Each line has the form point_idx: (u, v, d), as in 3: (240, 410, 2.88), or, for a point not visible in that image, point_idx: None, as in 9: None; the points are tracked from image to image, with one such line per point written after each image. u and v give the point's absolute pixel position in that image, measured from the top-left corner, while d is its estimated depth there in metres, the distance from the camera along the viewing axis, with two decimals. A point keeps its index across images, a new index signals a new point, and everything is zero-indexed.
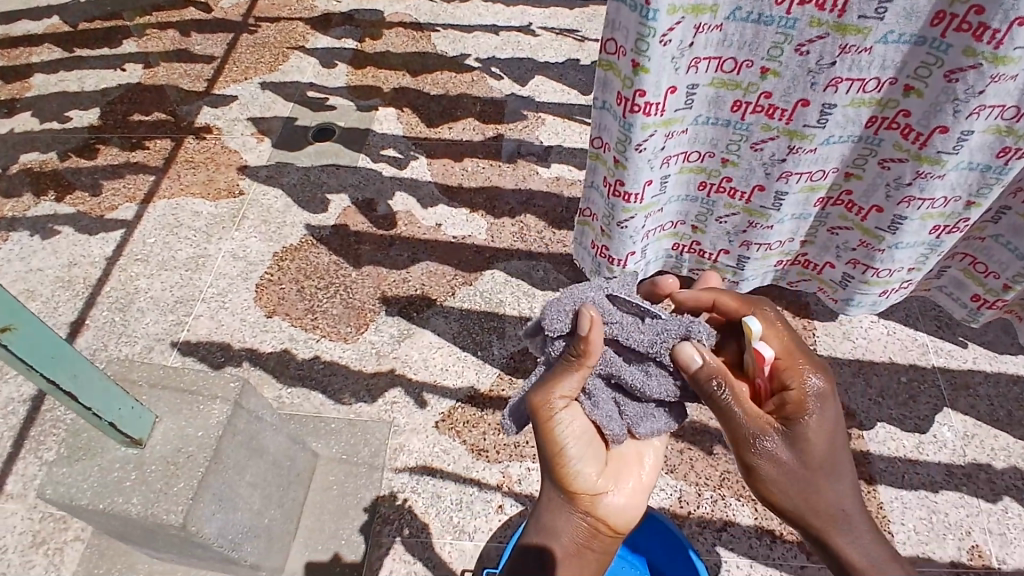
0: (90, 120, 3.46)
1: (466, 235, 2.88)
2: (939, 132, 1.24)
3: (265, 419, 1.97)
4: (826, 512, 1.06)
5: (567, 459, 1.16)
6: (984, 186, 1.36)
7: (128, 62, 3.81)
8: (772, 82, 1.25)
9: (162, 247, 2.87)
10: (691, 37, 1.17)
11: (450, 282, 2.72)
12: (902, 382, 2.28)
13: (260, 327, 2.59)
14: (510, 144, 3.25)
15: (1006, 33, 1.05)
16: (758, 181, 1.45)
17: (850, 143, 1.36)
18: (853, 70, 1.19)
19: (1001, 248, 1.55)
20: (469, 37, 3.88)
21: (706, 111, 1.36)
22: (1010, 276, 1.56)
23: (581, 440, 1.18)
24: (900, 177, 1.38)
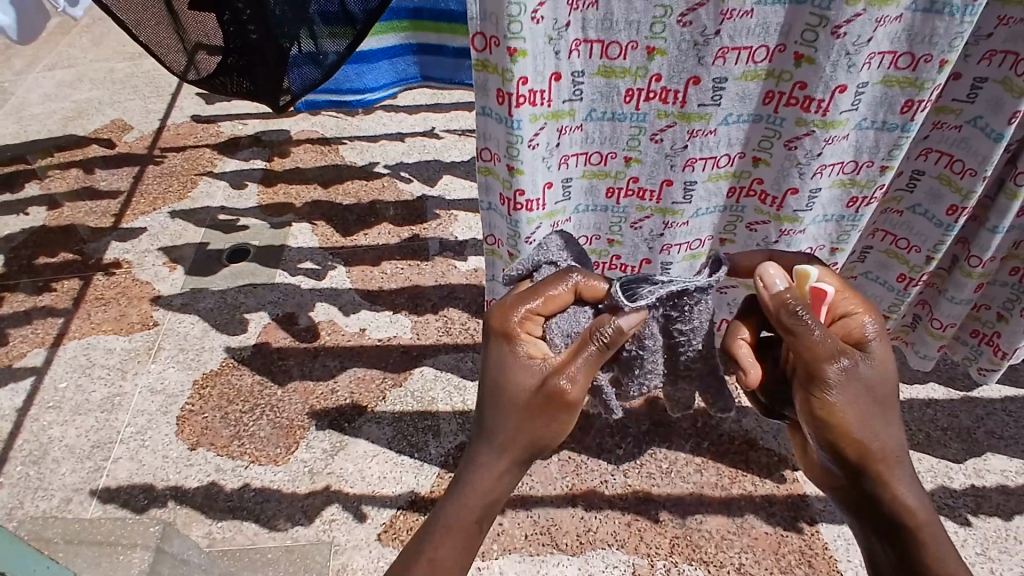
0: None
1: (392, 335, 2.88)
2: (792, 193, 1.36)
3: (193, 560, 1.84)
4: (884, 442, 1.01)
5: (516, 434, 0.99)
6: (844, 233, 1.47)
7: (32, 206, 3.75)
8: (636, 168, 1.37)
9: (75, 390, 2.73)
10: (556, 139, 1.29)
11: (381, 385, 2.67)
12: None
13: (184, 461, 2.46)
14: (426, 242, 3.32)
15: (828, 101, 1.18)
16: (643, 256, 1.55)
17: (718, 213, 1.49)
18: (704, 151, 1.32)
19: (872, 283, 1.65)
20: (376, 147, 4.02)
21: (584, 200, 1.46)
22: (886, 308, 1.65)
23: (533, 434, 0.99)
24: (767, 237, 1.48)
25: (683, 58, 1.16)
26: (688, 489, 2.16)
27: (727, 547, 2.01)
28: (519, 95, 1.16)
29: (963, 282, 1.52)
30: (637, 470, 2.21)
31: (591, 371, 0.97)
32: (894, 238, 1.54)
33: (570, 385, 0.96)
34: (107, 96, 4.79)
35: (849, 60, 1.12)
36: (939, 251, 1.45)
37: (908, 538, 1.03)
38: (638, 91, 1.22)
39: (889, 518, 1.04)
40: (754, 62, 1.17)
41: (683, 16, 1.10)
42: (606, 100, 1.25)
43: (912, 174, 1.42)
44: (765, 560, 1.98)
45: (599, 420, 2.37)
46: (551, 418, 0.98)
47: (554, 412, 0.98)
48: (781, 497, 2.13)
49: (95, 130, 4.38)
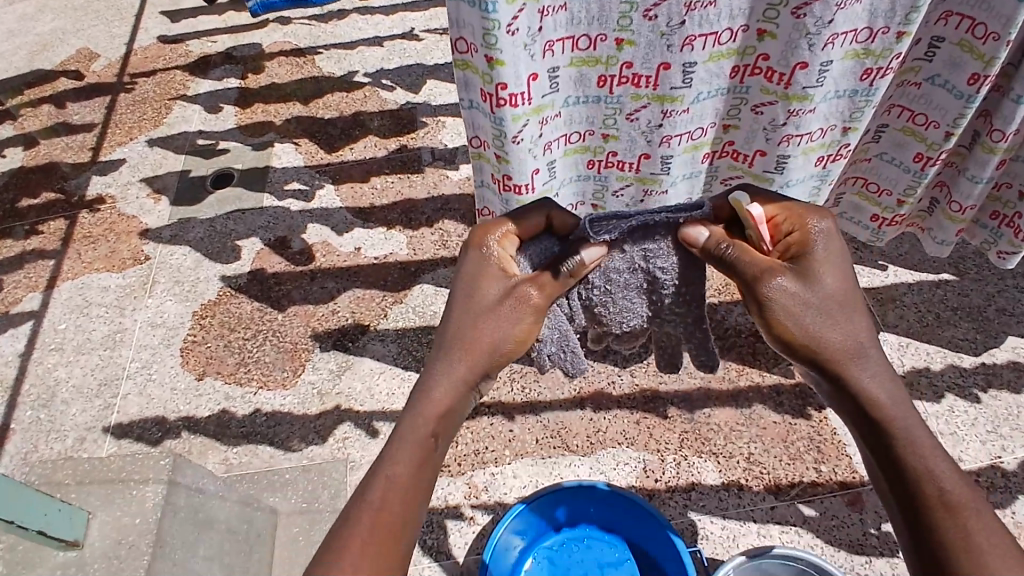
0: None
1: (388, 252, 2.80)
2: (800, 69, 1.26)
3: (209, 489, 1.87)
4: (840, 347, 1.02)
5: (481, 349, 1.05)
6: (858, 110, 1.38)
7: (5, 145, 3.59)
8: (629, 52, 1.22)
9: (75, 330, 2.71)
10: (537, 22, 1.15)
11: (382, 302, 2.63)
12: None
13: (193, 392, 2.46)
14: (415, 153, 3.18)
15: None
16: (642, 150, 1.44)
17: (721, 97, 1.36)
18: (704, 26, 1.18)
19: (887, 164, 1.55)
20: (353, 53, 3.77)
21: (574, 92, 1.33)
22: (901, 191, 1.56)
23: (494, 346, 1.07)
24: (774, 120, 1.39)
25: None
26: (696, 383, 2.15)
27: (736, 439, 2.03)
28: None
29: (986, 159, 1.42)
30: (645, 369, 2.19)
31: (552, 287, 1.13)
32: (910, 114, 1.43)
33: (537, 292, 1.09)
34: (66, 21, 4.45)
35: None
36: (960, 125, 1.35)
37: (883, 446, 1.00)
38: None
39: (865, 422, 1.02)
40: None
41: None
42: None
43: (931, 41, 1.29)
44: (774, 448, 2.00)
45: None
46: (511, 331, 1.08)
47: (514, 325, 1.08)
48: (790, 386, 2.13)
49: (60, 60, 4.11)
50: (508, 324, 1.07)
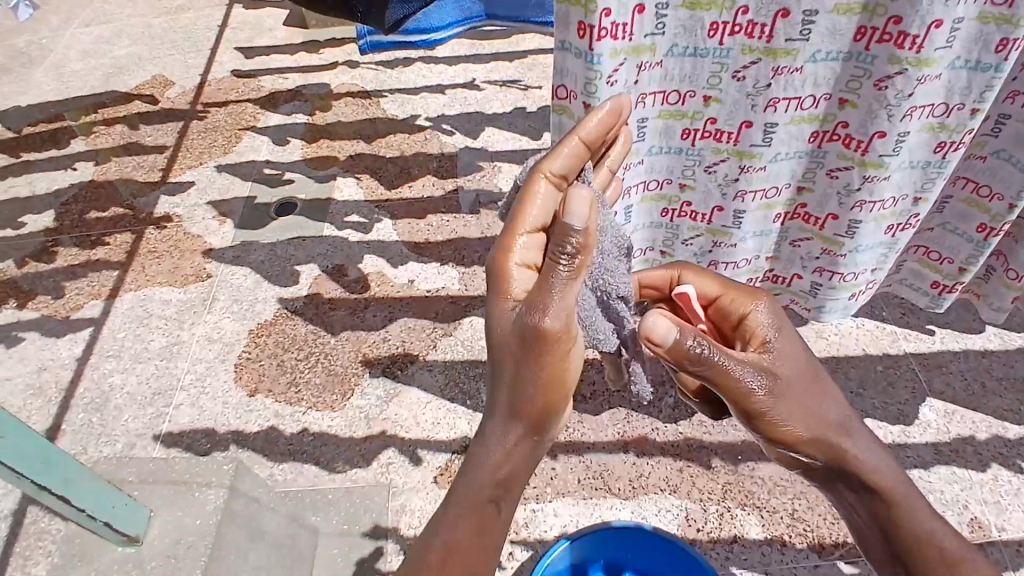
0: (46, 221, 2.77)
1: (440, 287, 2.28)
2: (879, 137, 1.20)
3: (228, 536, 1.42)
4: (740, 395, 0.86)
5: (476, 371, 0.84)
6: (929, 181, 1.32)
7: (78, 159, 3.11)
8: (714, 108, 1.22)
9: (135, 339, 2.25)
10: (635, 75, 1.14)
11: (430, 335, 2.15)
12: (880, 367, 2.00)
13: (276, 447, 1.92)
14: (460, 197, 2.58)
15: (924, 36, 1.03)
16: (716, 202, 1.41)
17: (800, 159, 1.32)
18: (788, 90, 1.16)
19: (946, 233, 1.47)
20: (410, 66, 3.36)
21: (658, 141, 1.32)
22: (962, 260, 1.47)
23: (487, 356, 0.83)
24: (849, 186, 1.33)
25: None
26: None
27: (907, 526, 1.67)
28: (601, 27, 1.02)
29: None
30: None
31: None
32: (976, 186, 1.36)
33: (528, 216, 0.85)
34: (137, 42, 4.00)
35: None
36: None
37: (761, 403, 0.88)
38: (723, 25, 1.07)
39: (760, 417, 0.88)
40: None
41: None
42: (688, 35, 1.10)
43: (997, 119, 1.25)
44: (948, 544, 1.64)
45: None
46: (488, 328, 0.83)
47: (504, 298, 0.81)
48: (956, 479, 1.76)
49: (135, 84, 3.62)
50: (490, 298, 0.83)
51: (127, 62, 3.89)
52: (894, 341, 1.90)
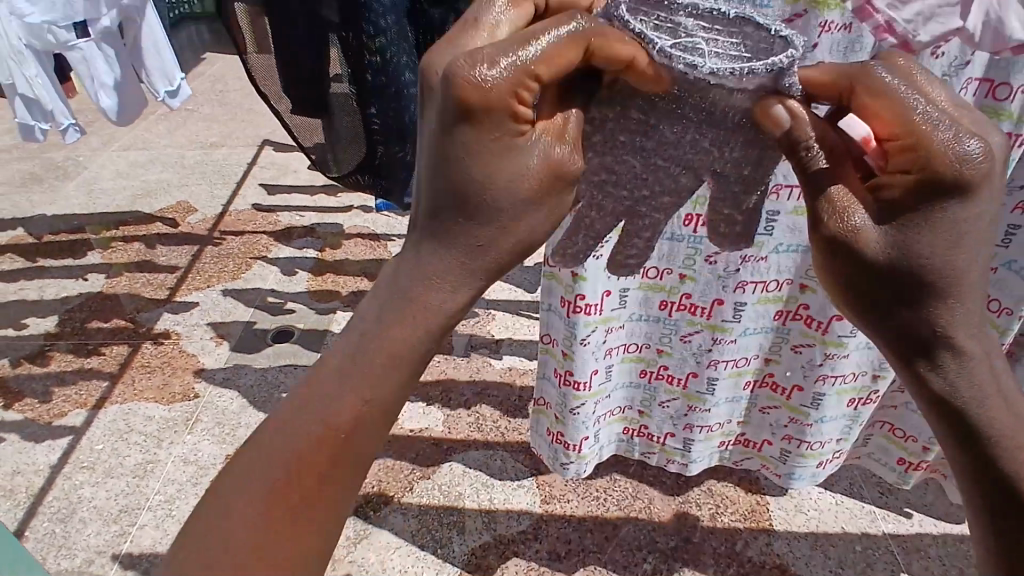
0: (48, 326, 2.80)
1: (423, 427, 2.14)
2: (836, 321, 1.36)
3: None
4: (941, 268, 0.61)
5: (405, 279, 0.61)
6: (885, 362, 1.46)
7: (90, 271, 3.18)
8: (690, 285, 1.39)
9: (110, 453, 2.15)
10: (617, 251, 1.33)
11: (408, 475, 1.98)
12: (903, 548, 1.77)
13: None
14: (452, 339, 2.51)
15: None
16: (691, 368, 1.53)
17: (766, 336, 1.49)
18: (756, 275, 1.34)
19: (912, 413, 1.56)
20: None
21: (639, 310, 1.47)
22: (925, 439, 1.55)
23: (390, 345, 0.59)
24: (812, 360, 1.46)
25: None
26: None
27: None
28: None
29: None
30: None
31: None
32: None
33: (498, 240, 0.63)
34: (169, 171, 4.29)
35: None
36: None
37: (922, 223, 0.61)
38: (698, 217, 1.29)
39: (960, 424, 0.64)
40: None
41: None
42: (666, 221, 1.30)
43: None
44: None
45: (628, 534, 1.79)
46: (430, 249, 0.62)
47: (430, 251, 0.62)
48: None
49: (160, 208, 3.81)
50: (443, 243, 0.61)
51: (179, 204, 3.88)
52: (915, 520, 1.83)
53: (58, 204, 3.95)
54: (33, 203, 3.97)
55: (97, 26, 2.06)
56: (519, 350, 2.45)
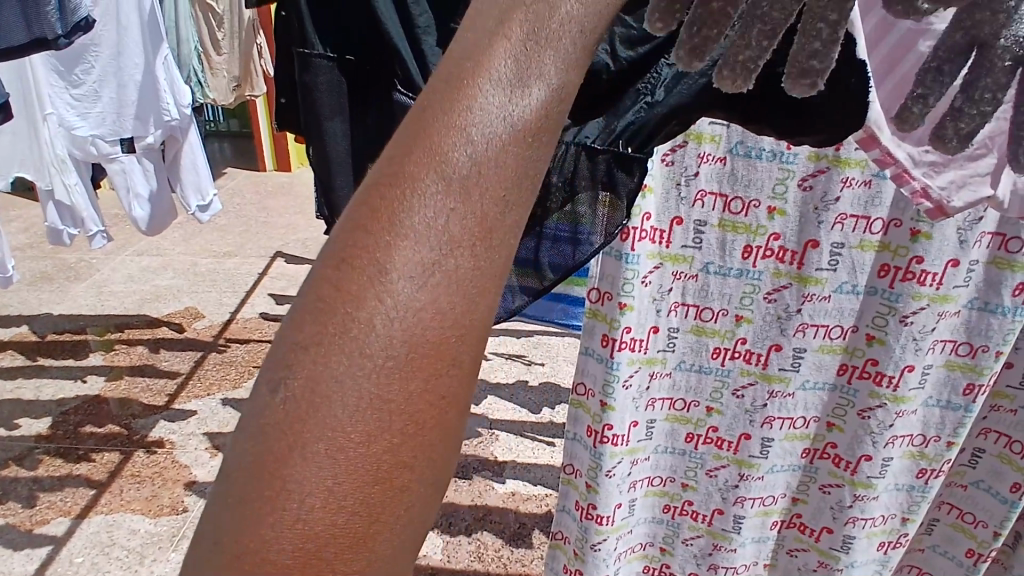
0: (41, 428, 2.70)
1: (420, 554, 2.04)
2: (866, 459, 1.30)
3: None
4: None
5: (332, 304, 0.33)
6: (915, 503, 1.38)
7: (90, 373, 3.12)
8: (716, 417, 1.34)
9: (89, 569, 1.99)
10: (647, 382, 1.29)
11: None
12: None
13: None
14: None
15: (943, 273, 1.13)
16: (716, 504, 1.41)
17: (792, 473, 1.40)
18: (783, 410, 1.30)
19: (942, 557, 1.43)
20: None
21: (663, 442, 1.40)
22: None
23: (357, 432, 0.32)
24: (841, 501, 1.36)
25: (767, 327, 1.24)
26: None
27: None
28: (622, 341, 1.18)
29: None
30: None
31: (565, 32, 0.37)
32: (1008, 440, 1.28)
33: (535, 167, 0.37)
34: (181, 277, 4.34)
35: (917, 344, 1.19)
36: (1007, 526, 1.29)
37: None
38: (725, 350, 1.27)
39: None
40: (831, 338, 1.24)
41: (804, 180, 1.12)
42: (695, 354, 1.29)
43: (972, 451, 1.34)
44: None
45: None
46: (449, 196, 0.34)
47: (444, 204, 0.34)
48: None
49: (168, 312, 3.81)
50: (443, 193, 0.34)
51: (187, 309, 3.89)
52: None
53: (66, 304, 3.94)
54: (42, 304, 3.96)
55: (142, 143, 2.15)
56: (522, 474, 2.37)
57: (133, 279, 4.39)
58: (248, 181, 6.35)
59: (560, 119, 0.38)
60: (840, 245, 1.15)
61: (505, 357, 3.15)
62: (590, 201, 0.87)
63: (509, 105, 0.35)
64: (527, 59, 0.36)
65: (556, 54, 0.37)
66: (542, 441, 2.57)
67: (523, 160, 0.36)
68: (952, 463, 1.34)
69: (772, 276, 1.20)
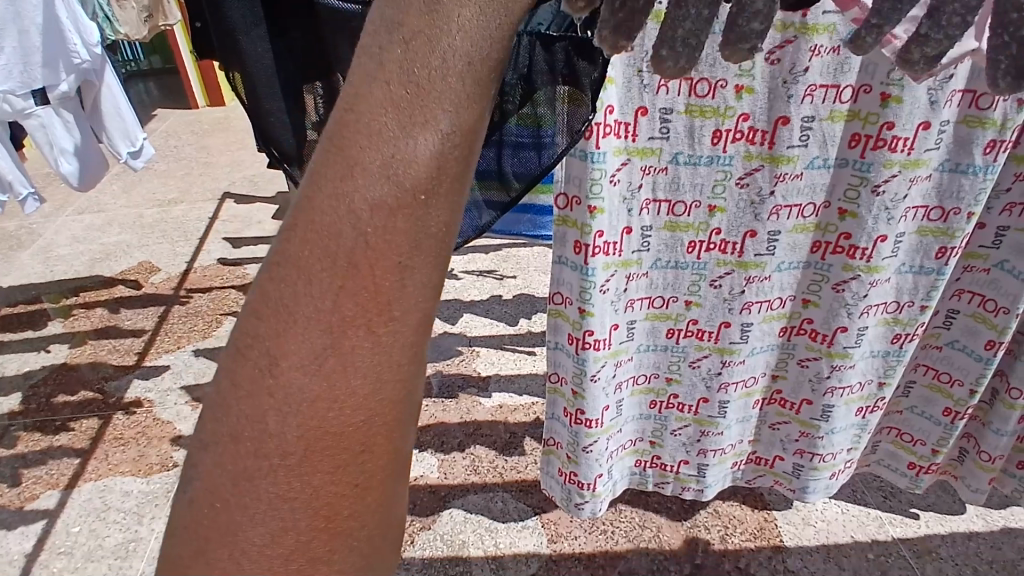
0: (9, 405, 2.59)
1: (418, 475, 2.05)
2: (842, 331, 1.30)
3: None
4: None
5: (232, 401, 0.34)
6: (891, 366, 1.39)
7: (50, 343, 2.98)
8: (696, 310, 1.32)
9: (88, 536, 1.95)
10: (624, 285, 1.26)
11: (408, 528, 1.88)
12: (909, 555, 1.74)
13: None
14: (433, 381, 2.45)
15: (914, 137, 1.09)
16: (701, 394, 1.42)
17: (771, 353, 1.41)
18: (760, 295, 1.28)
19: (918, 417, 1.48)
20: None
21: (645, 341, 1.39)
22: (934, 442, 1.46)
23: (265, 527, 0.34)
24: (819, 373, 1.38)
25: (741, 214, 1.19)
26: None
27: None
28: (595, 246, 1.13)
29: (1008, 414, 1.35)
30: None
31: (449, 70, 0.34)
32: (982, 299, 1.29)
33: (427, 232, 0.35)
34: (127, 232, 4.11)
35: (890, 213, 1.15)
36: (983, 384, 1.33)
37: None
38: (700, 243, 1.24)
39: None
40: (803, 216, 1.20)
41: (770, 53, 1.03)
42: (671, 252, 1.25)
43: (946, 313, 1.35)
44: None
45: (633, 563, 1.75)
46: (334, 284, 0.33)
47: (330, 287, 0.33)
48: None
49: (121, 270, 3.63)
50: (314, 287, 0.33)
51: (140, 264, 3.71)
52: (881, 524, 1.83)
53: (9, 276, 3.71)
54: None
55: (56, 92, 1.96)
56: (507, 386, 2.39)
57: (76, 241, 4.15)
58: (181, 121, 5.93)
59: (453, 174, 0.35)
60: (811, 118, 1.09)
61: (475, 274, 3.10)
62: (549, 98, 0.80)
63: (396, 165, 0.33)
64: (408, 117, 0.33)
65: (445, 94, 0.34)
66: (523, 351, 2.58)
67: (420, 221, 0.35)
68: (925, 325, 1.35)
69: (743, 160, 1.14)
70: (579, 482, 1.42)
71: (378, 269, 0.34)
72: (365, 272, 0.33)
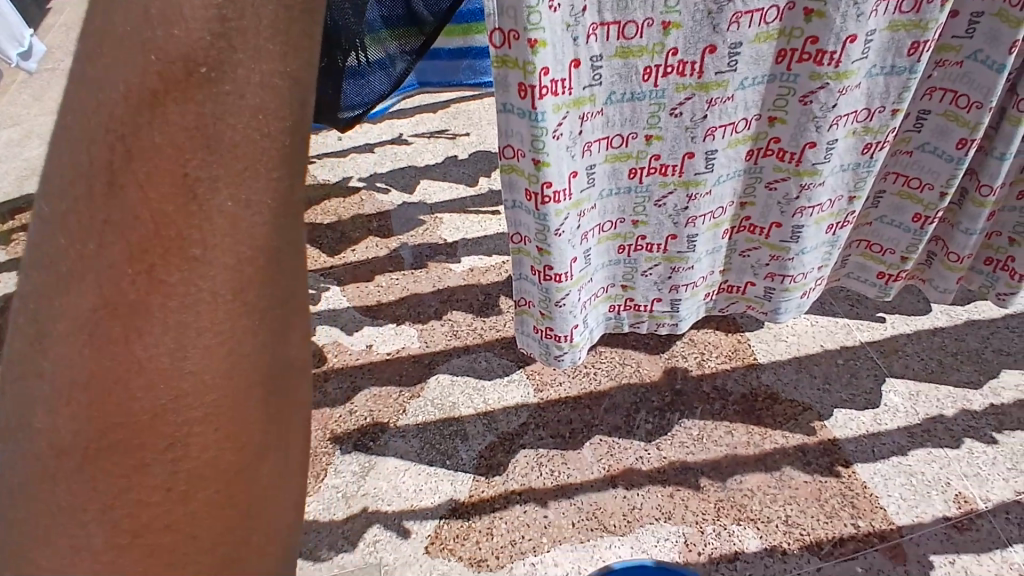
0: None
1: (399, 348, 2.02)
2: (810, 147, 1.22)
3: None
4: None
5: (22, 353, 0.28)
6: (860, 179, 1.33)
7: None
8: (657, 145, 1.21)
9: None
10: (578, 127, 1.12)
11: (397, 398, 1.88)
12: (876, 356, 1.81)
13: None
14: (402, 253, 2.35)
15: None
16: (669, 231, 1.36)
17: (737, 179, 1.32)
18: (723, 118, 1.18)
19: (888, 227, 1.44)
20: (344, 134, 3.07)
21: (606, 185, 1.28)
22: (904, 249, 1.44)
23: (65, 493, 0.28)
24: (788, 194, 1.32)
25: (699, 27, 1.04)
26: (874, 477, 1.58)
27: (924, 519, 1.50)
28: (542, 85, 1.00)
29: (977, 213, 1.31)
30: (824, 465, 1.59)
31: None
32: (954, 96, 1.19)
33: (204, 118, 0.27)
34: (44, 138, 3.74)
35: (859, 8, 1.02)
36: (954, 185, 1.28)
37: None
38: (657, 68, 1.08)
39: None
40: (766, 23, 1.06)
41: None
42: (625, 82, 1.10)
43: (917, 115, 1.25)
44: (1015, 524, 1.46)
45: (618, 399, 1.79)
46: (92, 187, 0.26)
47: (96, 194, 0.26)
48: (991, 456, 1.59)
49: None
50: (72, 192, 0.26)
51: None
52: (849, 331, 1.88)
53: None
54: None
55: None
56: (475, 248, 2.31)
57: None
58: (75, 7, 5.23)
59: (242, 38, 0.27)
60: None
61: (427, 136, 2.91)
62: None
63: (155, 31, 0.26)
64: None
65: None
66: (487, 211, 2.48)
67: (213, 124, 0.27)
68: (894, 131, 1.26)
69: None
70: (552, 336, 1.40)
71: (151, 169, 0.26)
72: (127, 169, 0.26)
